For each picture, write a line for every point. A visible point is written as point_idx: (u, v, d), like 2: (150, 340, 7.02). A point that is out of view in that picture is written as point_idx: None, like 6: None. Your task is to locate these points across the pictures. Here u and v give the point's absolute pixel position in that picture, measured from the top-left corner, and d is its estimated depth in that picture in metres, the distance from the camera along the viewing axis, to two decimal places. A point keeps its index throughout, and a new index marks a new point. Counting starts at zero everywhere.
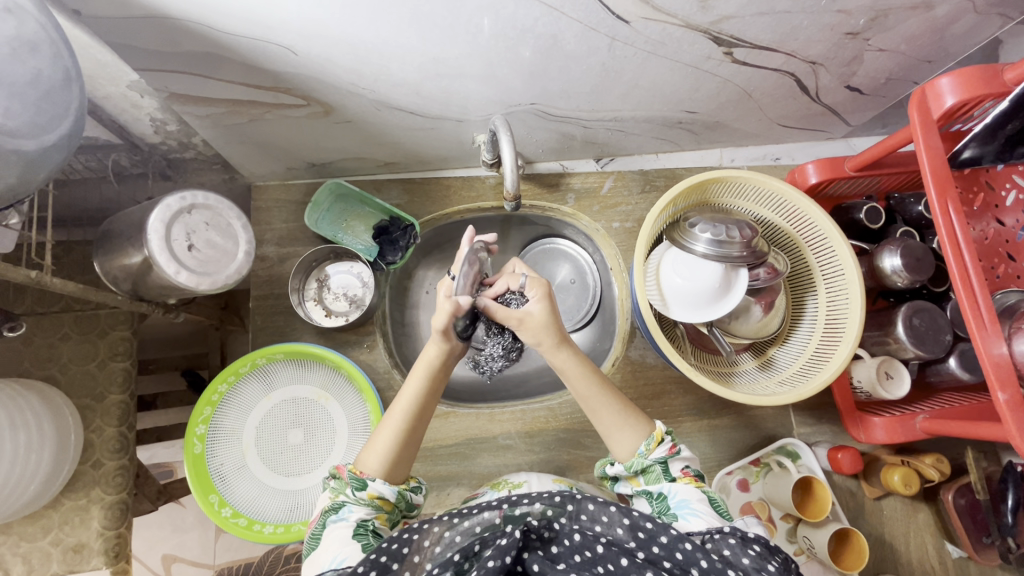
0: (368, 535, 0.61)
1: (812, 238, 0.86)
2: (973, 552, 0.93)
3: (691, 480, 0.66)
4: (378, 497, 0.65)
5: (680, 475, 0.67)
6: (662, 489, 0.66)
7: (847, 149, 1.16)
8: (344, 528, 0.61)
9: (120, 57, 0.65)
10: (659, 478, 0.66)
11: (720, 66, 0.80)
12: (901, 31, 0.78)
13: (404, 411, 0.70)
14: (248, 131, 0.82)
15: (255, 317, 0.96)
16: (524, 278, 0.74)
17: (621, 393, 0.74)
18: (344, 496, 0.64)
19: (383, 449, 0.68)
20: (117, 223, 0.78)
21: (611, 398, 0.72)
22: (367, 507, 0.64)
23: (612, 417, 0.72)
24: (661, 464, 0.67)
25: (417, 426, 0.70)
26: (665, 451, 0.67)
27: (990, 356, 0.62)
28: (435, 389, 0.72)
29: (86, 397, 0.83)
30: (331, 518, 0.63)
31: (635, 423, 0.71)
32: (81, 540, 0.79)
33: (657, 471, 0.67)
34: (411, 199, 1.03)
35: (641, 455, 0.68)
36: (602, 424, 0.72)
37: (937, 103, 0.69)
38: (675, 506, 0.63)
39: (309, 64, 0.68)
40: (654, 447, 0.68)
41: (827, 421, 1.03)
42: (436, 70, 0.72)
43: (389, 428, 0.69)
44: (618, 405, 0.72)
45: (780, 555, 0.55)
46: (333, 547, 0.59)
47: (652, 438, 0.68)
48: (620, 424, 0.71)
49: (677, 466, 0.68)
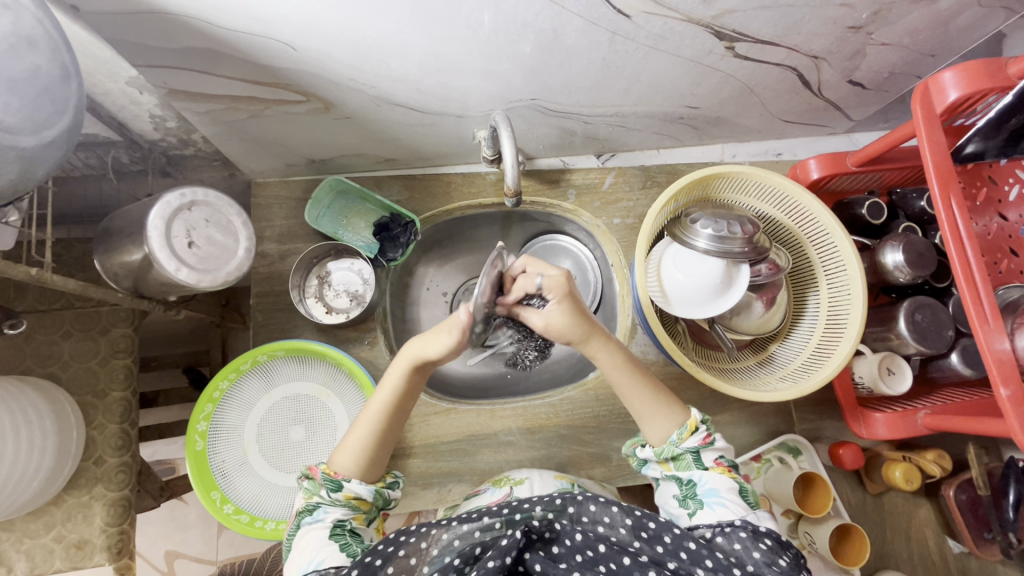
0: (346, 535, 0.62)
1: (814, 233, 0.85)
2: (974, 546, 0.93)
3: (724, 469, 0.65)
4: (355, 497, 0.66)
5: (713, 464, 0.66)
6: (692, 476, 0.65)
7: (849, 144, 1.15)
8: (321, 529, 0.61)
9: (118, 53, 0.65)
10: (689, 466, 0.66)
11: (722, 60, 0.79)
12: (903, 25, 0.77)
13: (377, 411, 0.70)
14: (247, 127, 0.82)
15: (256, 314, 0.96)
16: (542, 281, 0.71)
17: (654, 381, 0.74)
18: (318, 497, 0.65)
19: (356, 450, 0.69)
20: (117, 220, 0.78)
21: (642, 380, 0.73)
22: (343, 508, 0.65)
23: (648, 400, 0.72)
24: (692, 453, 0.67)
25: (389, 427, 0.71)
26: (699, 440, 0.67)
27: (992, 352, 0.62)
28: (413, 390, 0.73)
29: (88, 394, 0.83)
30: (306, 520, 0.63)
31: (668, 411, 0.70)
32: (84, 536, 0.79)
33: (688, 459, 0.67)
34: (411, 195, 1.02)
35: (672, 442, 0.68)
36: (636, 408, 0.72)
37: (941, 98, 0.69)
38: (703, 494, 0.64)
39: (308, 59, 0.67)
40: (687, 436, 0.68)
41: (828, 417, 1.03)
42: (436, 66, 0.71)
43: (364, 428, 0.69)
44: (650, 393, 0.72)
45: (791, 550, 0.57)
46: (311, 550, 0.60)
47: (686, 427, 0.68)
48: (654, 408, 0.71)
49: (710, 455, 0.67)
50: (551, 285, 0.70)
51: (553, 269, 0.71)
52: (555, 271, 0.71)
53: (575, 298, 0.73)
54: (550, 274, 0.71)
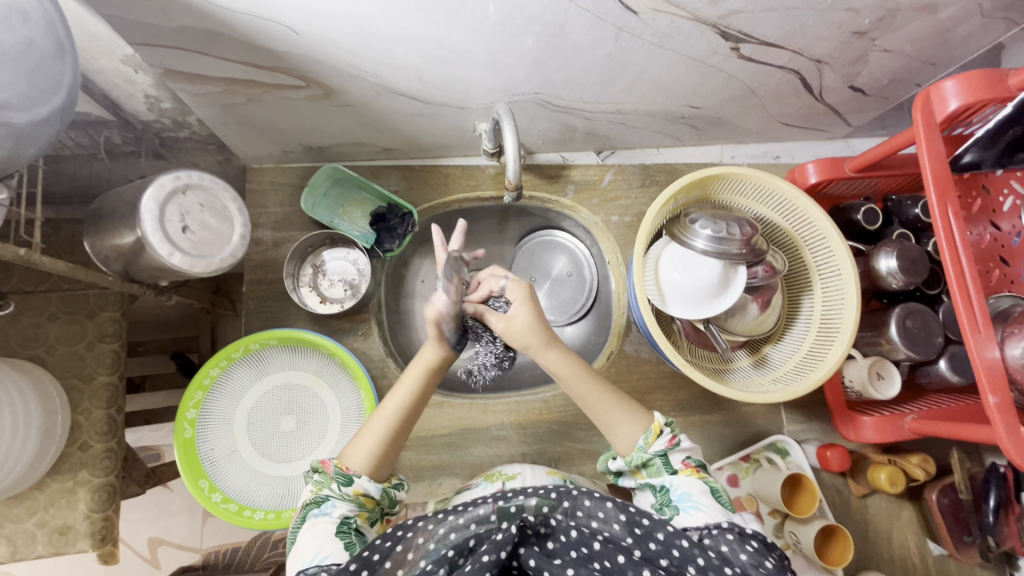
0: (350, 533, 0.61)
1: (810, 237, 0.86)
2: (955, 550, 0.95)
3: (693, 471, 0.66)
4: (364, 494, 0.65)
5: (681, 466, 0.67)
6: (664, 482, 0.66)
7: (847, 149, 1.16)
8: (327, 524, 0.61)
9: (114, 30, 0.63)
10: (660, 471, 0.67)
11: (726, 61, 0.79)
12: (906, 33, 0.77)
13: (393, 411, 0.72)
14: (245, 111, 0.80)
15: (249, 301, 0.94)
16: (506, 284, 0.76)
17: (615, 388, 0.75)
18: (327, 490, 0.64)
19: (371, 447, 0.69)
20: (108, 201, 0.76)
21: (601, 389, 0.74)
22: (350, 504, 0.64)
23: (610, 407, 0.73)
24: (660, 456, 0.67)
25: (404, 425, 0.72)
26: (665, 443, 0.68)
27: (982, 360, 0.63)
28: (425, 392, 0.75)
29: (74, 378, 0.81)
30: (312, 512, 0.63)
31: (634, 416, 0.72)
32: (68, 522, 0.78)
33: (657, 464, 0.67)
34: (409, 185, 1.01)
35: (640, 449, 0.68)
36: (602, 420, 0.74)
37: (941, 107, 0.69)
38: (676, 499, 0.64)
39: (310, 44, 0.66)
40: (653, 440, 0.68)
41: (817, 419, 1.04)
42: (439, 56, 0.70)
43: (380, 425, 0.70)
44: (612, 400, 0.73)
45: (777, 552, 0.56)
46: (316, 543, 0.59)
47: (650, 431, 0.69)
48: (619, 416, 0.72)
49: (678, 457, 0.68)
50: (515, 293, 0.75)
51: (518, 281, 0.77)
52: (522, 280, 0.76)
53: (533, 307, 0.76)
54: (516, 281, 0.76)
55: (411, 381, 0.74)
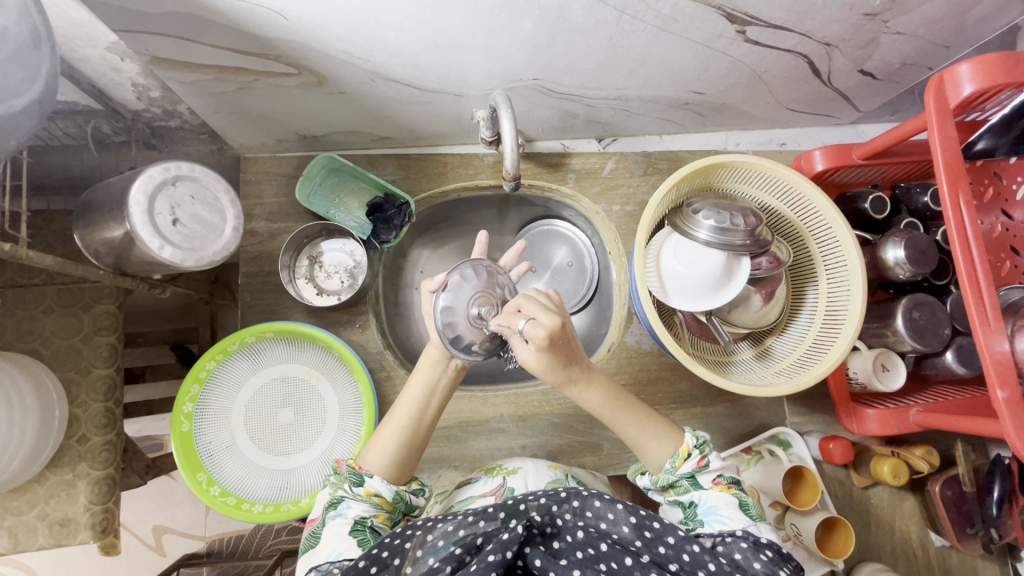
0: (365, 531, 0.61)
1: (815, 227, 0.84)
2: (956, 541, 0.94)
3: (723, 488, 0.65)
4: (376, 494, 0.65)
5: (712, 484, 0.65)
6: (692, 499, 0.65)
7: (855, 136, 1.13)
8: (343, 525, 0.61)
9: (96, 17, 0.61)
10: (688, 490, 0.66)
11: (732, 45, 0.76)
12: (920, 14, 0.75)
13: (406, 416, 0.70)
14: (236, 99, 0.78)
15: (244, 294, 0.93)
16: (526, 328, 0.59)
17: (649, 404, 0.72)
18: (342, 492, 0.65)
19: (385, 449, 0.68)
20: (99, 192, 0.75)
21: (636, 408, 0.70)
22: (366, 504, 0.64)
23: (644, 425, 0.70)
24: (688, 478, 0.66)
25: (420, 429, 0.70)
26: (693, 466, 0.66)
27: (991, 353, 0.61)
28: (434, 393, 0.71)
29: (71, 371, 0.80)
30: (329, 515, 0.63)
31: (667, 434, 0.70)
32: (68, 514, 0.78)
33: (685, 484, 0.66)
34: (405, 175, 0.99)
35: (667, 471, 0.67)
36: (633, 437, 0.70)
37: (955, 92, 0.66)
38: (703, 513, 0.64)
39: (300, 30, 0.64)
40: (681, 463, 0.66)
41: (820, 411, 1.03)
42: (434, 41, 0.68)
43: (391, 429, 0.69)
44: (646, 418, 0.70)
45: (791, 562, 0.56)
46: (331, 543, 0.59)
47: (678, 454, 0.67)
48: (652, 436, 0.69)
49: (707, 476, 0.66)
50: (534, 334, 0.59)
51: (545, 317, 0.59)
52: (549, 319, 0.59)
53: (565, 342, 0.61)
54: (541, 321, 0.59)
55: (416, 390, 0.71)
